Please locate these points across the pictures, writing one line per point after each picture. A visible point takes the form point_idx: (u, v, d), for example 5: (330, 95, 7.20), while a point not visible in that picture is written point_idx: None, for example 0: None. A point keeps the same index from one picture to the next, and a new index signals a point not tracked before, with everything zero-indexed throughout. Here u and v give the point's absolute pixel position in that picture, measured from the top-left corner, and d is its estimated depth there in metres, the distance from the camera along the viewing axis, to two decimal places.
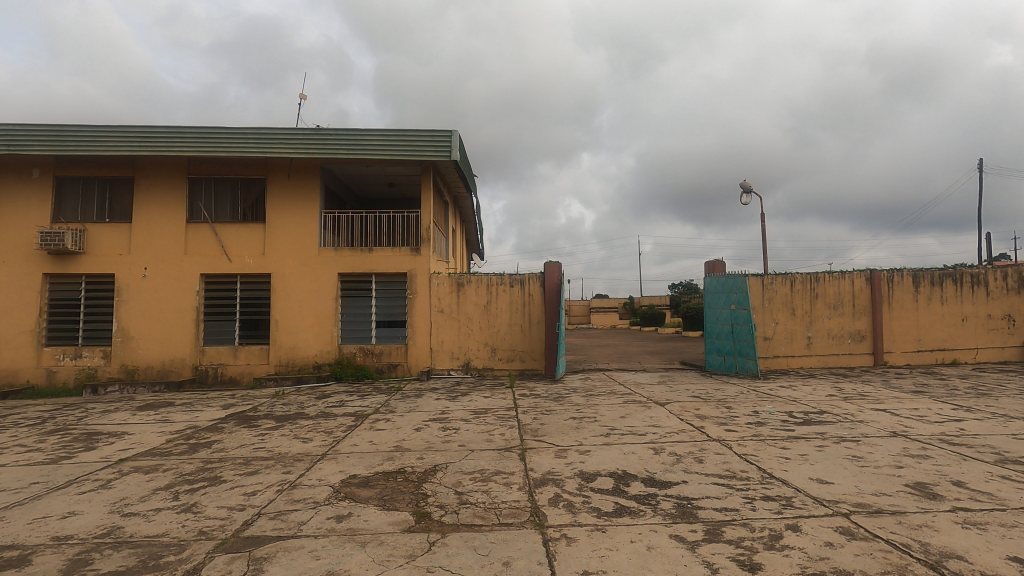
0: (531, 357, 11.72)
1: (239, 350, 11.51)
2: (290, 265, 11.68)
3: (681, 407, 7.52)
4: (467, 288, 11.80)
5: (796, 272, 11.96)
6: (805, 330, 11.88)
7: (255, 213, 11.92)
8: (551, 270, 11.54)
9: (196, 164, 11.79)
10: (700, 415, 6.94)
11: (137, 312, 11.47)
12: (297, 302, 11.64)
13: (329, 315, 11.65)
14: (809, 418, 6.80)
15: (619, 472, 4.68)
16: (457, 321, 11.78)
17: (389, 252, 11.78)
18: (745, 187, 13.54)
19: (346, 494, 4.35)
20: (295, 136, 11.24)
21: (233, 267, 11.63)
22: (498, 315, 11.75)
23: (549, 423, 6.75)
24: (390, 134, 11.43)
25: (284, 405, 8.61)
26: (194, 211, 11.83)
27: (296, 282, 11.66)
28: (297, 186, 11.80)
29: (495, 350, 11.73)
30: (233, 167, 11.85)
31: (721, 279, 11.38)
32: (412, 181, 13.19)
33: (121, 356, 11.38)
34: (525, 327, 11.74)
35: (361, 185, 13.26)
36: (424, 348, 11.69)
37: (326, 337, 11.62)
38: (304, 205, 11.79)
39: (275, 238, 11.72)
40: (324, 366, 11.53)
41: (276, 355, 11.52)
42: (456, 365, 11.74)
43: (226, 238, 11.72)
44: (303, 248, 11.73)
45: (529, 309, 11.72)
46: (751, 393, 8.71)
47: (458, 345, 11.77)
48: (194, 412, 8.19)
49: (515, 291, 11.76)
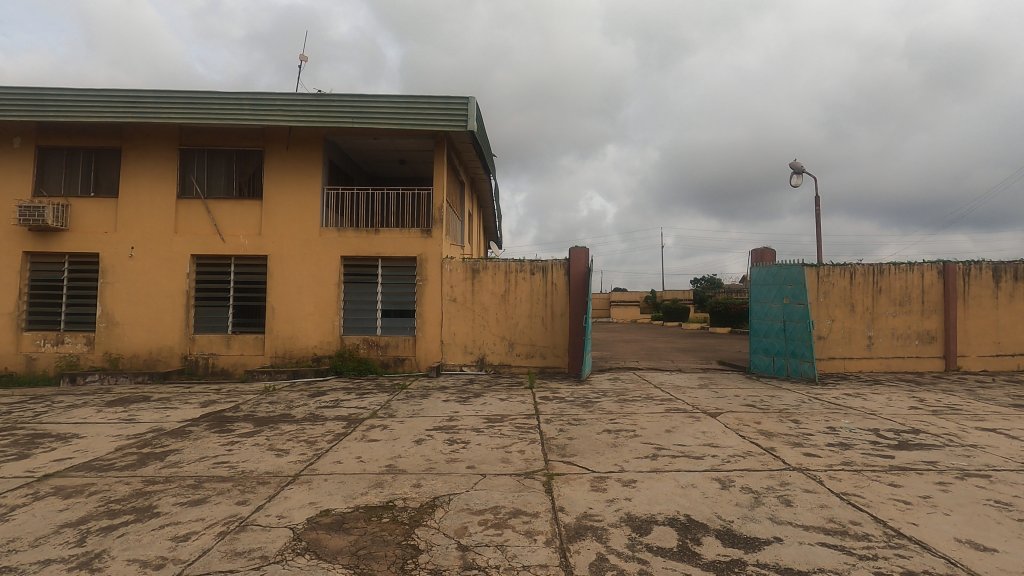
0: (553, 353, 10.49)
1: (232, 339, 10.48)
2: (289, 246, 10.59)
3: (738, 419, 6.21)
4: (484, 274, 10.59)
5: (857, 263, 10.51)
6: (866, 329, 10.44)
7: (252, 188, 10.82)
8: (578, 256, 10.31)
9: (188, 134, 10.74)
10: (765, 432, 5.63)
11: (122, 296, 10.50)
12: (295, 288, 10.56)
13: (330, 302, 10.55)
14: (905, 439, 5.46)
15: (683, 521, 3.42)
16: (471, 312, 10.59)
17: (397, 234, 10.62)
18: (796, 167, 12.10)
19: (308, 543, 3.17)
20: (295, 103, 10.13)
21: (226, 248, 10.57)
22: (517, 306, 10.54)
23: (579, 438, 5.50)
24: (400, 100, 10.24)
25: (271, 404, 7.50)
26: (186, 186, 10.78)
27: (295, 265, 10.57)
28: (297, 160, 10.69)
29: (513, 345, 10.52)
30: (227, 137, 10.76)
31: (771, 269, 9.98)
32: (424, 156, 11.97)
33: (105, 343, 10.43)
34: (547, 320, 10.51)
35: (369, 161, 12.08)
36: (434, 340, 10.53)
37: (326, 327, 10.51)
38: (304, 180, 10.68)
39: (273, 217, 10.62)
40: (324, 358, 10.44)
41: (272, 345, 10.47)
42: (469, 360, 10.56)
43: (219, 216, 10.66)
44: (304, 228, 10.63)
45: (551, 300, 10.49)
46: (816, 403, 7.35)
47: (472, 338, 10.58)
48: (166, 410, 7.13)
49: (536, 279, 10.53)
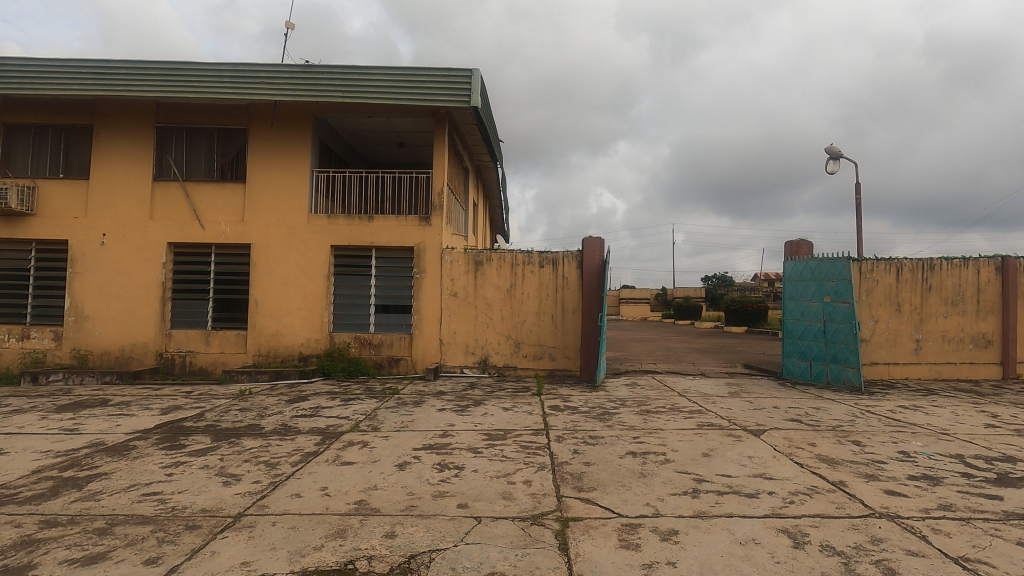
0: (563, 355, 9.49)
1: (211, 335, 9.57)
2: (274, 234, 9.65)
3: (787, 440, 5.18)
4: (489, 267, 9.60)
5: (904, 258, 9.41)
6: (914, 332, 9.34)
7: (235, 170, 9.87)
8: (592, 247, 9.32)
9: (165, 111, 9.82)
10: (826, 459, 4.59)
11: (92, 287, 9.61)
12: (281, 280, 9.62)
13: (319, 296, 9.60)
14: (1001, 470, 4.41)
15: None
16: (473, 308, 9.60)
17: (393, 221, 9.64)
18: (833, 151, 11.01)
19: None
20: (280, 75, 9.21)
21: (206, 236, 9.65)
22: (524, 302, 9.55)
23: (598, 463, 4.50)
24: (395, 73, 9.27)
25: (241, 412, 6.54)
26: (163, 168, 9.84)
27: (280, 255, 9.63)
28: (285, 139, 9.73)
29: (519, 345, 9.53)
30: (209, 114, 9.83)
31: (809, 263, 8.91)
32: (425, 137, 10.99)
33: (73, 339, 9.56)
34: (557, 317, 9.51)
35: (364, 142, 11.12)
36: (433, 339, 9.56)
37: (314, 323, 9.57)
38: (291, 161, 9.73)
39: (257, 202, 9.68)
40: (311, 358, 9.51)
41: (256, 342, 9.55)
42: (471, 361, 9.57)
43: (199, 200, 9.73)
44: (291, 214, 9.68)
45: (562, 295, 9.49)
46: (872, 418, 6.30)
47: (474, 337, 9.59)
48: (119, 418, 6.18)
49: (545, 272, 9.53)
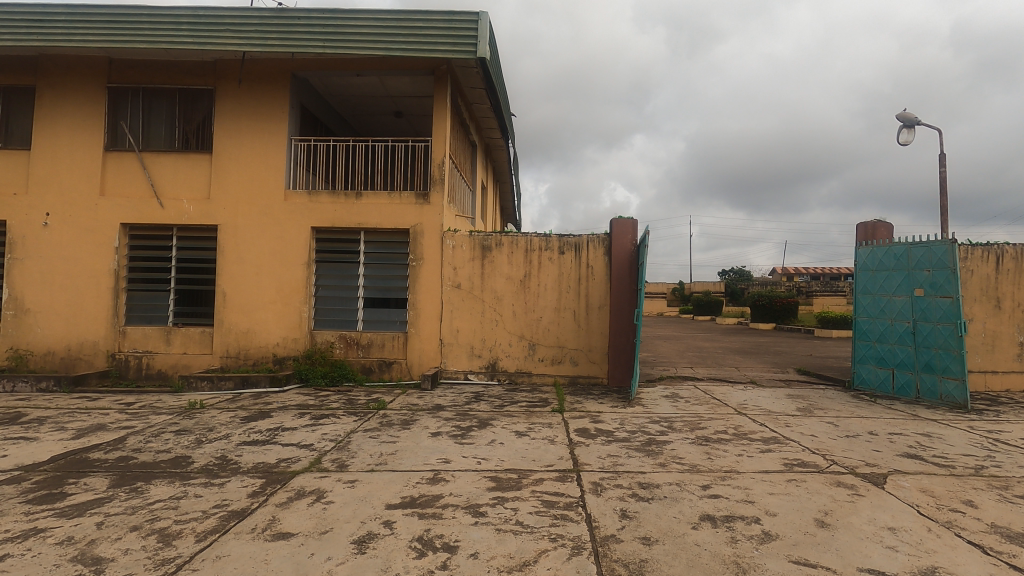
0: (586, 359, 7.93)
1: (172, 333, 8.13)
2: (245, 213, 8.17)
3: (928, 495, 3.58)
4: (499, 253, 8.06)
5: (1005, 243, 7.70)
6: (1016, 334, 7.65)
7: (201, 139, 8.39)
8: (623, 229, 7.81)
9: (120, 69, 8.37)
10: (1014, 537, 2.99)
11: (33, 276, 8.18)
12: (253, 268, 8.14)
13: (298, 288, 8.12)
14: None
15: None
16: (479, 303, 8.05)
17: (384, 198, 8.12)
18: (905, 119, 9.35)
19: None
20: (249, 21, 7.69)
21: (166, 215, 8.18)
22: (541, 295, 8.00)
23: (663, 541, 2.92)
24: (386, 18, 7.72)
25: (176, 436, 5.03)
26: (116, 136, 8.38)
27: (253, 238, 8.15)
28: (257, 102, 8.23)
29: (534, 347, 7.98)
30: (170, 72, 8.36)
31: (892, 249, 7.26)
32: (424, 103, 9.51)
33: (12, 337, 8.16)
34: (581, 314, 7.95)
35: (355, 111, 9.67)
36: (432, 340, 8.03)
37: (291, 319, 8.09)
38: (265, 127, 8.22)
39: (225, 175, 8.20)
40: (288, 361, 8.03)
41: (223, 342, 8.10)
42: (477, 366, 8.04)
43: (158, 173, 8.27)
44: (263, 190, 8.19)
45: (586, 287, 7.94)
46: (1015, 453, 4.67)
47: (480, 337, 8.04)
48: (12, 445, 4.70)
49: (567, 260, 7.99)
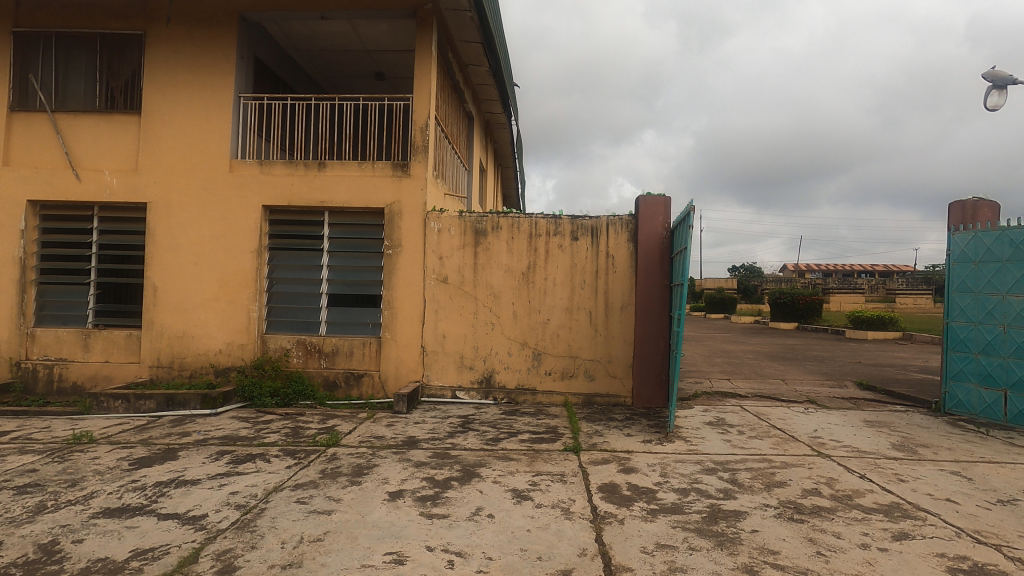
0: (605, 373, 6.30)
1: (91, 337, 6.56)
2: (182, 188, 6.57)
3: None
4: (496, 239, 6.44)
5: None
6: None
7: (129, 98, 6.79)
8: (653, 209, 6.19)
9: (28, 10, 6.77)
10: None
11: None
12: (190, 256, 6.54)
13: (245, 281, 6.53)
14: None
15: None
16: (472, 301, 6.44)
17: (353, 170, 6.50)
18: (995, 78, 7.66)
19: None
20: None
21: (84, 191, 6.60)
22: (548, 292, 6.38)
23: None
24: None
25: (15, 496, 3.43)
26: (25, 93, 6.77)
27: (190, 219, 6.56)
28: (196, 50, 6.62)
29: (539, 357, 6.36)
30: (91, 15, 6.75)
31: (1005, 235, 5.58)
32: (408, 60, 7.92)
33: None
34: (599, 316, 6.32)
35: (326, 67, 8.06)
36: (412, 347, 6.42)
37: (238, 321, 6.50)
38: (207, 81, 6.61)
39: (157, 141, 6.60)
40: (233, 372, 6.45)
41: (153, 349, 6.51)
42: (467, 380, 6.43)
43: (75, 139, 6.67)
44: (204, 160, 6.58)
45: (606, 283, 6.32)
46: None
47: (472, 344, 6.43)
48: None
49: (581, 248, 6.36)
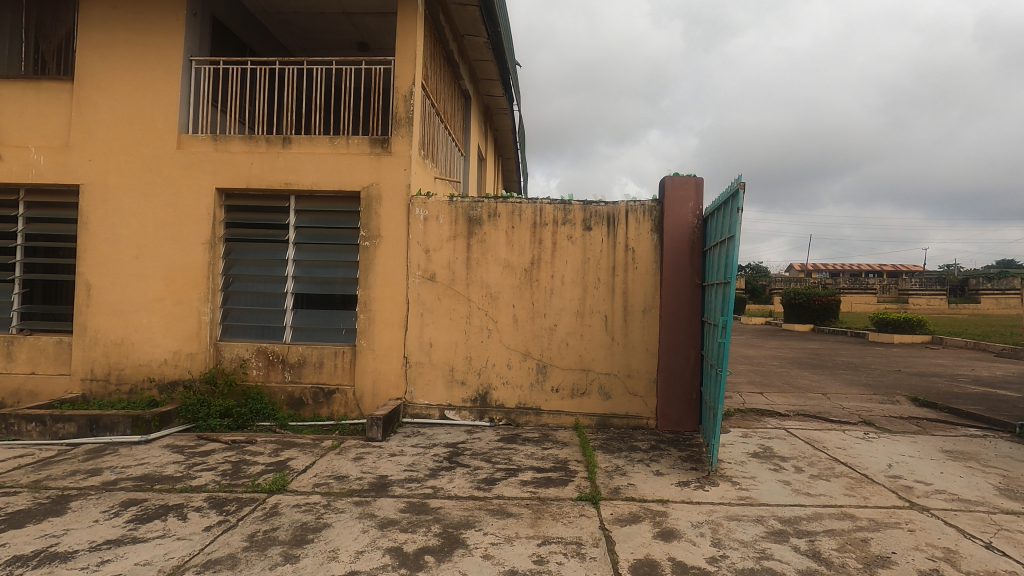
0: (623, 389, 5.25)
1: (15, 345, 5.55)
2: (121, 169, 5.54)
3: None
4: (493, 228, 5.39)
5: None
6: None
7: (62, 62, 5.77)
8: (682, 193, 5.13)
9: None
10: None
11: None
12: (130, 250, 5.52)
13: (195, 278, 5.50)
14: None
15: None
16: (464, 303, 5.40)
17: (323, 146, 5.46)
18: None
19: None
20: None
21: (6, 171, 5.58)
22: (555, 293, 5.33)
23: None
24: None
25: None
26: None
27: (130, 205, 5.53)
28: (138, 5, 5.58)
29: (544, 370, 5.32)
30: None
31: None
32: (391, 25, 6.86)
33: None
34: (615, 321, 5.27)
35: (298, 31, 7.00)
36: (392, 358, 5.38)
37: (186, 325, 5.47)
38: (150, 41, 5.57)
39: (92, 112, 5.57)
40: (180, 386, 5.43)
41: (86, 360, 5.49)
42: (458, 398, 5.39)
43: None
44: (146, 134, 5.54)
45: (625, 282, 5.27)
46: None
47: (464, 354, 5.39)
48: None
49: (594, 240, 5.31)
